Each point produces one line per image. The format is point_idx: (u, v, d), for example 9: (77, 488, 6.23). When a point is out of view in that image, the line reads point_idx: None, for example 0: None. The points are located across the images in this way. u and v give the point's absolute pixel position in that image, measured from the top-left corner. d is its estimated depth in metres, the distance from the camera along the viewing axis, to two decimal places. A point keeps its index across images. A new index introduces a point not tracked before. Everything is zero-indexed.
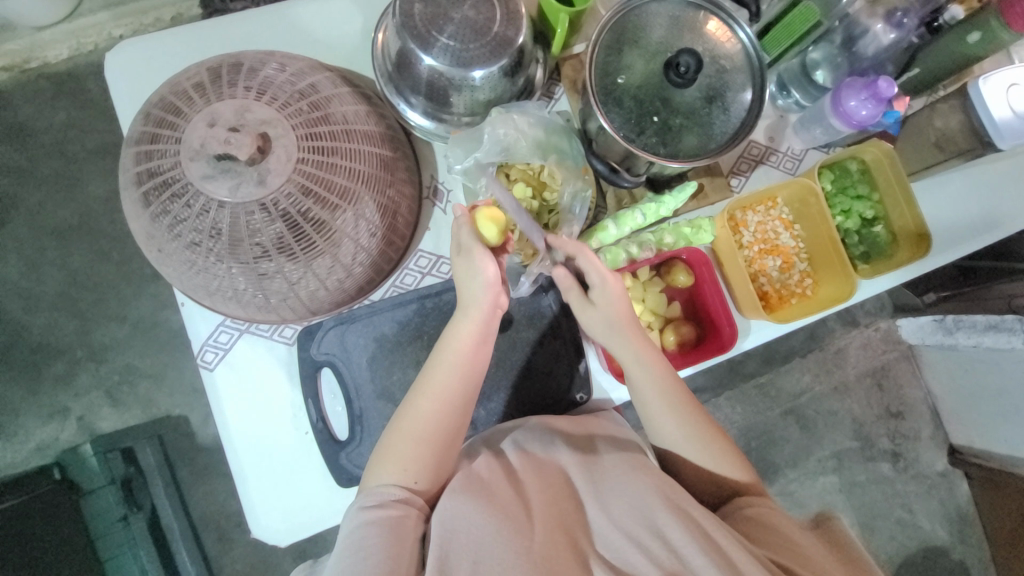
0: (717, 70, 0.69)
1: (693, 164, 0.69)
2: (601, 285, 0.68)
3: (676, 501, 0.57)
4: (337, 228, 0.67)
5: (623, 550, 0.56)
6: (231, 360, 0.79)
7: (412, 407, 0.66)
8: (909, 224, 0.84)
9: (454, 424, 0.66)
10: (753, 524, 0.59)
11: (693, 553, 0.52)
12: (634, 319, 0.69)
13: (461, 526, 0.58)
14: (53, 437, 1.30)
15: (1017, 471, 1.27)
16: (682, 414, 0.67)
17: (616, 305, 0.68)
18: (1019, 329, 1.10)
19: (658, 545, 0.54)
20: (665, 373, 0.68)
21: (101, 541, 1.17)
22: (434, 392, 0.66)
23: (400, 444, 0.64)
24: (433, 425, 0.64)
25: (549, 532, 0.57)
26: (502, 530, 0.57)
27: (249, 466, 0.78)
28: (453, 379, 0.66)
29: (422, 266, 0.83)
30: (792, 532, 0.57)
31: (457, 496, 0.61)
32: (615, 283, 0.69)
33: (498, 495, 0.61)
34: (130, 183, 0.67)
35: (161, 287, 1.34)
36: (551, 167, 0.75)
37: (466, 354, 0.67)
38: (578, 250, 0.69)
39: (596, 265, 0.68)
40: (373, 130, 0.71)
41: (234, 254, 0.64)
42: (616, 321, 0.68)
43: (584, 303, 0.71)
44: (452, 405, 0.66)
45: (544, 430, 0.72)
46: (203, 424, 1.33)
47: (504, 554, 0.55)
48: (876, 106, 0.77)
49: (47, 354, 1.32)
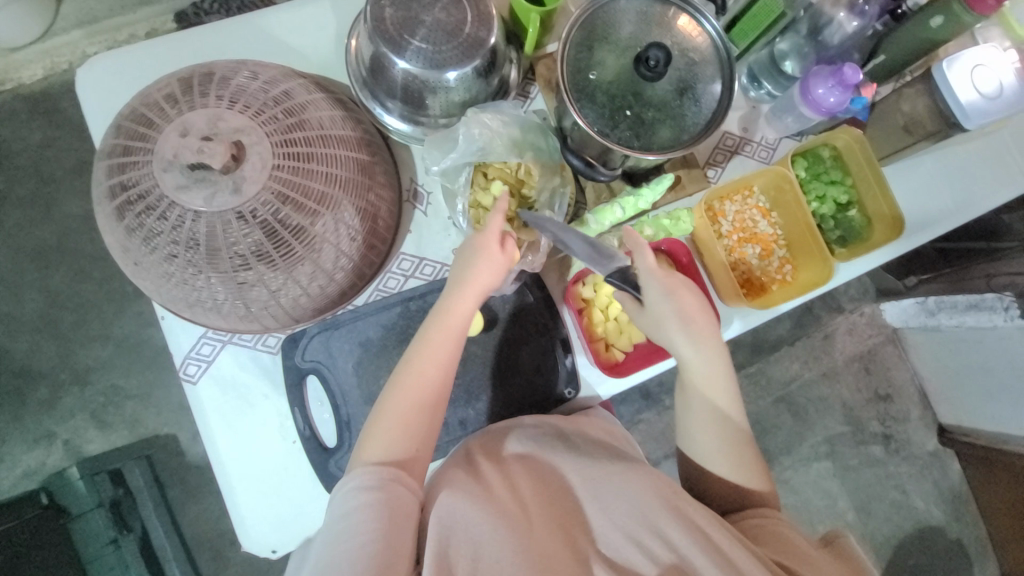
0: (686, 63, 0.70)
1: (668, 156, 0.70)
2: (654, 282, 0.70)
3: (674, 500, 0.57)
4: (317, 233, 0.66)
5: (622, 547, 0.56)
6: (215, 372, 0.78)
7: (407, 369, 0.64)
8: (883, 209, 0.86)
9: (441, 379, 0.65)
10: (761, 531, 0.59)
11: (692, 550, 0.53)
12: (703, 314, 0.70)
13: (459, 529, 0.57)
14: (40, 463, 1.27)
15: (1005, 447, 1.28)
16: (709, 436, 0.68)
17: (682, 303, 0.69)
18: (999, 307, 1.12)
19: (656, 544, 0.55)
20: (725, 391, 0.69)
21: (93, 564, 1.12)
22: (428, 355, 0.64)
23: (389, 415, 0.62)
24: (426, 384, 0.64)
25: (547, 531, 0.57)
26: (499, 528, 0.57)
27: (237, 480, 0.76)
28: (447, 344, 0.65)
29: (405, 269, 0.82)
30: (798, 539, 0.57)
31: (454, 496, 0.60)
32: (673, 279, 0.71)
33: (495, 494, 0.61)
34: (103, 196, 0.66)
35: (145, 304, 1.32)
36: (528, 164, 0.74)
37: (453, 312, 0.66)
38: (637, 246, 0.71)
39: (654, 265, 0.70)
40: (349, 135, 0.71)
41: (212, 265, 0.64)
42: (685, 320, 0.69)
43: (638, 305, 0.73)
44: (442, 366, 0.65)
45: (546, 425, 0.73)
46: (193, 442, 1.31)
47: (504, 551, 0.55)
48: (843, 92, 0.79)
49: (30, 378, 1.29)
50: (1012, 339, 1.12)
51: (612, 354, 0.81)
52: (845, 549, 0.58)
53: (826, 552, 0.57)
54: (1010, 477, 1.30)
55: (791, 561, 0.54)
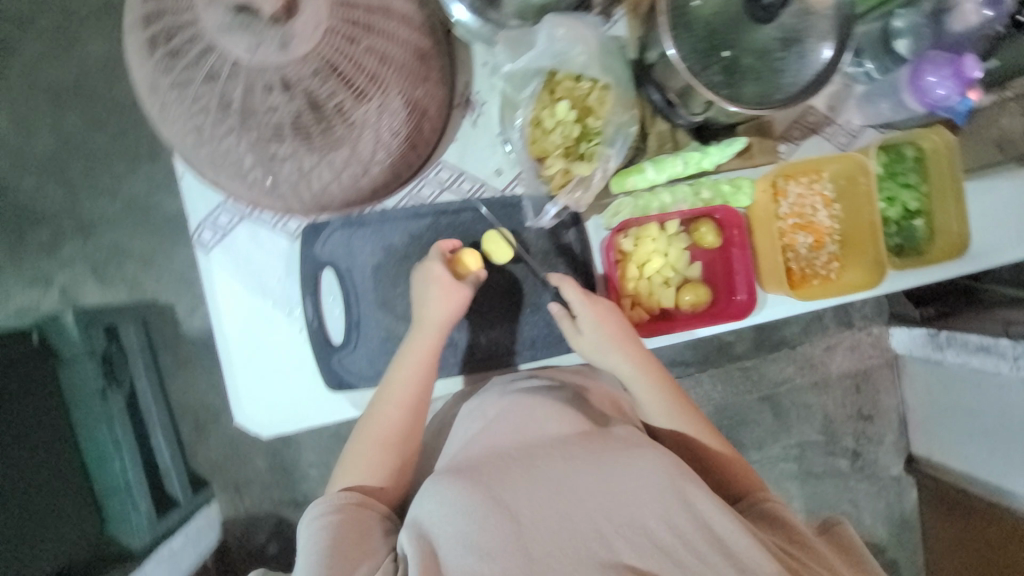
0: (802, 10, 0.61)
1: (753, 114, 0.62)
2: (582, 311, 0.72)
3: (682, 489, 0.55)
4: (361, 117, 0.61)
5: (634, 535, 0.53)
6: (229, 244, 0.75)
7: (375, 412, 0.68)
8: (951, 226, 0.81)
9: (408, 419, 0.68)
10: (763, 518, 0.62)
11: (699, 544, 0.52)
12: (624, 332, 0.72)
13: (446, 517, 0.54)
14: (34, 304, 1.26)
15: (965, 486, 1.30)
16: (677, 415, 0.71)
17: (601, 326, 0.71)
18: (1009, 354, 1.10)
19: (664, 532, 0.53)
20: (665, 386, 0.72)
21: (78, 409, 1.09)
22: (393, 396, 0.68)
23: (359, 450, 0.66)
24: (392, 424, 0.67)
25: (541, 511, 0.53)
26: (486, 513, 0.53)
27: (236, 358, 0.75)
28: (411, 387, 0.68)
29: (442, 179, 0.77)
30: (801, 527, 0.60)
31: (438, 486, 0.56)
32: (597, 306, 0.72)
33: (481, 475, 0.57)
34: (136, 24, 0.59)
35: (156, 169, 1.27)
36: (603, 88, 0.68)
37: (415, 358, 0.69)
38: (562, 283, 0.73)
39: (579, 296, 0.72)
40: (412, 15, 0.64)
41: (245, 127, 0.59)
42: (608, 340, 0.71)
43: (573, 331, 0.74)
44: (407, 405, 0.68)
45: (530, 395, 0.68)
46: (189, 316, 1.31)
47: (496, 537, 0.52)
48: (955, 86, 0.72)
49: (33, 218, 1.26)
50: (1010, 387, 1.13)
51: (636, 313, 0.78)
52: (845, 538, 0.61)
53: (826, 544, 0.60)
54: (961, 513, 1.33)
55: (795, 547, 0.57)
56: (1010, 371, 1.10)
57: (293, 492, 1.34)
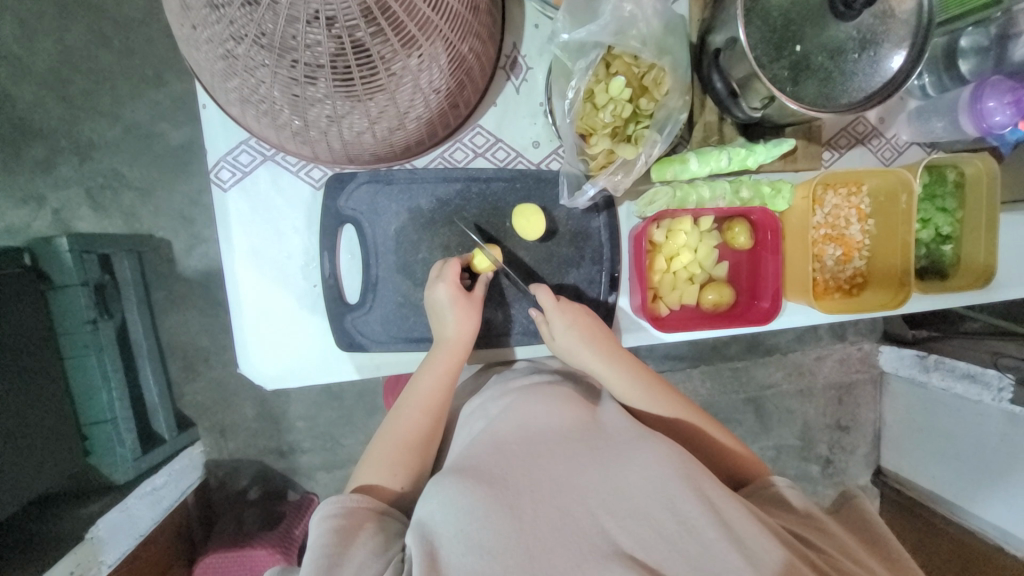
0: (882, 11, 0.58)
1: (815, 115, 0.60)
2: (553, 315, 0.71)
3: (688, 474, 0.54)
4: (408, 66, 0.56)
5: (636, 528, 0.52)
6: (248, 186, 0.71)
7: (397, 416, 0.68)
8: (978, 255, 0.80)
9: (429, 424, 0.67)
10: (771, 502, 0.62)
11: (704, 525, 0.51)
12: (598, 332, 0.72)
13: (449, 515, 0.53)
14: (25, 224, 1.20)
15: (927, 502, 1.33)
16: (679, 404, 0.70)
17: (577, 326, 0.71)
18: (994, 385, 1.13)
19: (668, 519, 0.52)
20: (662, 387, 0.71)
21: (67, 337, 1.07)
22: (417, 401, 0.68)
23: (379, 452, 0.66)
24: (412, 428, 0.67)
25: (542, 507, 0.53)
26: (488, 511, 0.52)
27: (245, 305, 0.72)
28: (434, 392, 0.68)
29: (477, 144, 0.74)
30: (808, 509, 0.59)
31: (442, 485, 0.56)
32: (569, 310, 0.71)
33: (482, 472, 0.56)
34: None
35: (163, 96, 1.21)
36: (661, 69, 0.65)
37: (439, 365, 0.69)
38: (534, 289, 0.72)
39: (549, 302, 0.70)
40: None
41: (280, 60, 0.53)
42: (583, 339, 0.71)
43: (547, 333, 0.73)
44: (429, 409, 0.68)
45: (530, 395, 0.68)
46: (186, 254, 1.27)
47: (497, 534, 0.51)
48: (1014, 114, 0.70)
49: (28, 133, 1.19)
50: (987, 416, 1.17)
51: (657, 306, 0.77)
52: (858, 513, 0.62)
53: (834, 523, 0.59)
54: (915, 525, 1.36)
55: (797, 528, 0.56)
56: (990, 402, 1.14)
57: (277, 441, 1.34)
